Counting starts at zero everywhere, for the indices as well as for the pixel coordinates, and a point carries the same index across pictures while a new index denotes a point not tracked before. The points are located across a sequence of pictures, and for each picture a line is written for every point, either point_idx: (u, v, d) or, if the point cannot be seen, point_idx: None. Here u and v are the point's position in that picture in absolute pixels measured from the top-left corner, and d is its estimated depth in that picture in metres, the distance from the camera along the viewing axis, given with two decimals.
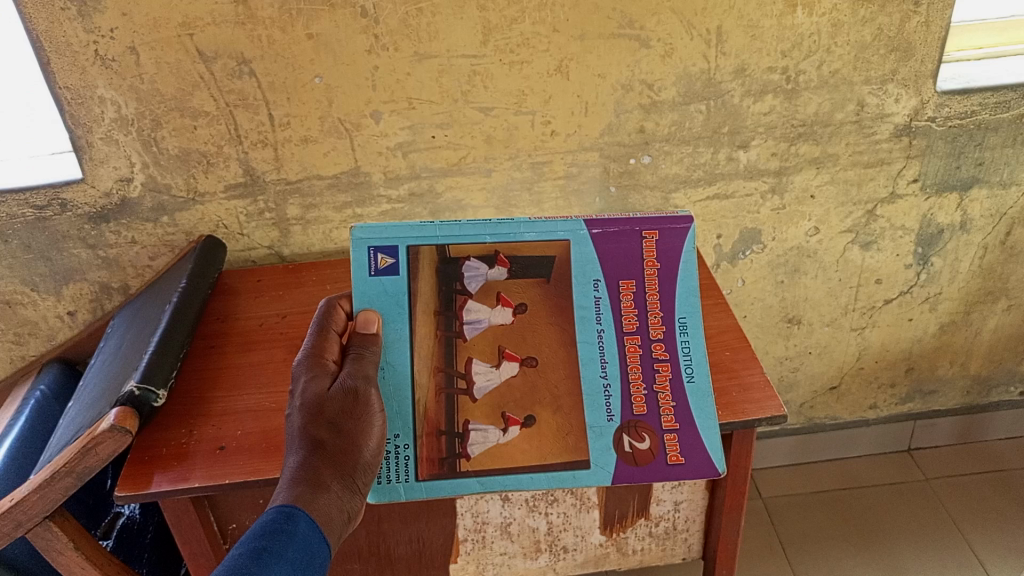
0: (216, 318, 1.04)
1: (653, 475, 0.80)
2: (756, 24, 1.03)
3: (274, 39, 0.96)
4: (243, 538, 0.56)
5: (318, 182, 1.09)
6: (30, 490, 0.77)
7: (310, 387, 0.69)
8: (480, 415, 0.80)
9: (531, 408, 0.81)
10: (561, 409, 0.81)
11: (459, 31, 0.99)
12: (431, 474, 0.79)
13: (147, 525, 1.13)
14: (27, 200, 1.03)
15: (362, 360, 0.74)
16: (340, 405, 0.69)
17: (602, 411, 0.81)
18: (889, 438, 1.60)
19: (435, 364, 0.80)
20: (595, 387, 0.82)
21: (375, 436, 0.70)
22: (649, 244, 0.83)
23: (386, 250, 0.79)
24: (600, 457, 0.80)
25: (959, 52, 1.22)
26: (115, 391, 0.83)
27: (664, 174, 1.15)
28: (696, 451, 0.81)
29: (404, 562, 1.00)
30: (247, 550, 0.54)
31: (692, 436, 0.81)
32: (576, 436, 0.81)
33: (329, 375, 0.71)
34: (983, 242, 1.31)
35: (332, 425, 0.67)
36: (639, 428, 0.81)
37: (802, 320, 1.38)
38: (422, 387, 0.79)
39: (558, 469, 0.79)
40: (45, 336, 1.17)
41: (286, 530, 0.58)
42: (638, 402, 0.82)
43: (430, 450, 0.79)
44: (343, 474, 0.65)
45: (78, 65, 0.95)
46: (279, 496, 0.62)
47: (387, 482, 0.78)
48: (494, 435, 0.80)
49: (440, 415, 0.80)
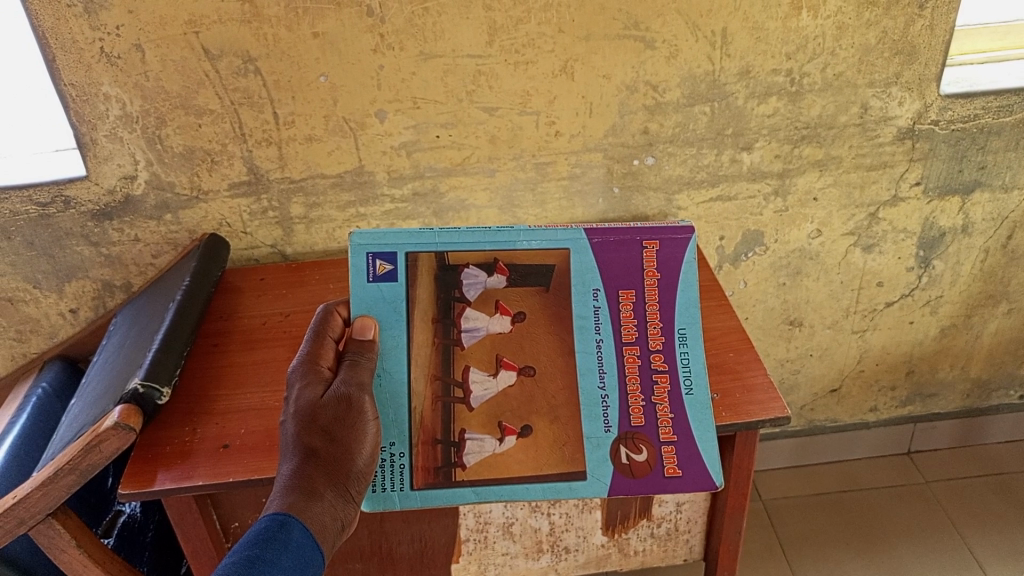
0: (218, 317, 1.04)
1: (649, 487, 0.80)
2: (761, 26, 1.03)
3: (279, 38, 0.96)
4: (236, 546, 0.56)
5: (322, 181, 1.09)
6: (34, 486, 0.77)
7: (305, 393, 0.69)
8: (477, 424, 0.80)
9: (528, 417, 0.81)
10: (558, 419, 0.81)
11: (465, 32, 0.99)
12: (427, 483, 0.78)
13: (149, 523, 1.13)
14: (30, 197, 1.03)
15: (357, 367, 0.74)
16: (333, 413, 0.69)
17: (600, 422, 0.81)
18: (888, 440, 1.60)
19: (433, 372, 0.80)
20: (593, 397, 0.82)
21: (369, 443, 0.70)
22: (649, 253, 0.84)
23: (384, 256, 0.79)
24: (597, 468, 0.80)
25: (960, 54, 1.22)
26: (118, 388, 0.83)
27: (668, 175, 1.15)
28: (693, 462, 0.81)
29: (406, 562, 1.00)
30: (240, 558, 0.55)
31: (689, 448, 0.81)
32: (573, 446, 0.81)
33: (323, 382, 0.71)
34: (984, 246, 1.31)
35: (326, 433, 0.67)
36: (636, 439, 0.81)
37: (803, 322, 1.38)
38: (420, 395, 0.80)
39: (554, 481, 0.79)
40: (47, 333, 1.16)
41: (280, 539, 0.58)
42: (636, 413, 0.82)
43: (425, 459, 0.79)
44: (338, 481, 0.65)
45: (84, 62, 0.95)
46: (272, 505, 0.62)
47: (381, 490, 0.78)
48: (490, 444, 0.80)
49: (436, 423, 0.80)
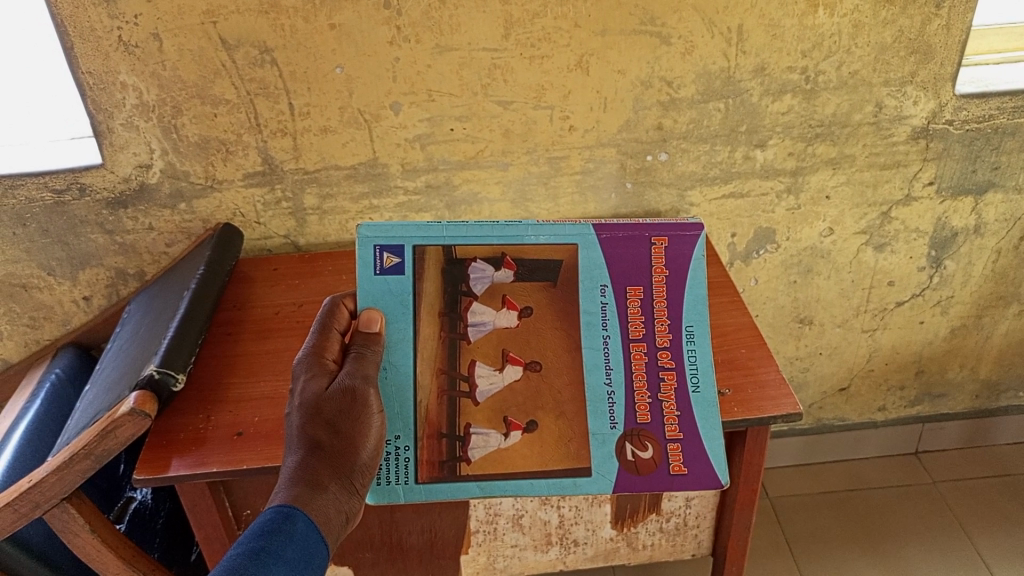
0: (233, 305, 1.05)
1: (655, 484, 0.80)
2: (778, 23, 1.03)
3: (296, 29, 0.97)
4: (242, 537, 0.57)
5: (335, 172, 1.09)
6: (50, 470, 0.78)
7: (310, 386, 0.70)
8: (482, 419, 0.80)
9: (534, 413, 0.81)
10: (564, 415, 0.81)
11: (481, 25, 0.99)
12: (431, 477, 0.79)
13: (159, 510, 1.14)
14: (46, 183, 1.04)
15: (363, 360, 0.74)
16: (338, 406, 0.69)
17: (605, 419, 0.81)
18: (896, 440, 1.60)
19: (438, 366, 0.80)
20: (599, 393, 0.82)
21: (373, 437, 0.70)
22: (658, 251, 0.84)
23: (392, 249, 0.79)
24: (602, 464, 0.80)
25: (978, 55, 1.22)
26: (133, 375, 0.84)
27: (681, 171, 1.15)
28: (699, 461, 0.81)
29: (416, 551, 1.01)
30: (245, 550, 0.55)
31: (695, 447, 0.81)
32: (578, 443, 0.81)
33: (328, 375, 0.72)
34: (996, 247, 1.31)
35: (331, 425, 0.68)
36: (642, 436, 0.81)
37: (813, 321, 1.38)
38: (425, 388, 0.80)
39: (559, 477, 0.80)
40: (60, 320, 1.17)
41: (285, 531, 0.58)
42: (642, 410, 0.82)
43: (430, 453, 0.79)
44: (342, 475, 0.66)
45: (101, 50, 0.95)
46: (278, 496, 0.62)
47: (386, 483, 0.78)
48: (495, 440, 0.80)
49: (441, 416, 0.80)
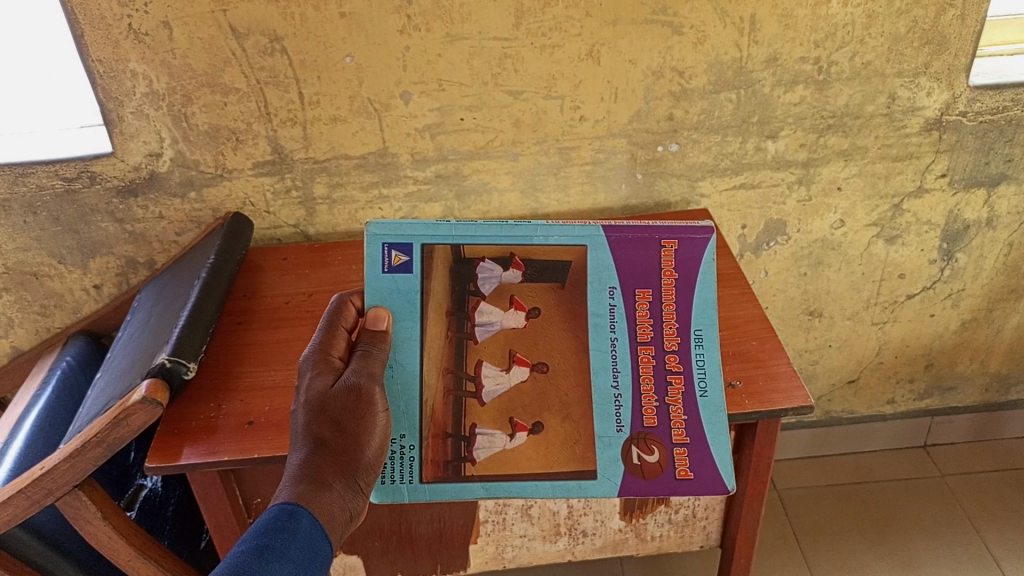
0: (243, 295, 1.05)
1: (660, 488, 0.81)
2: (790, 13, 1.02)
3: (307, 17, 0.96)
4: (246, 535, 0.58)
5: (345, 162, 1.09)
6: (61, 458, 0.78)
7: (315, 383, 0.70)
8: (487, 419, 0.80)
9: (540, 414, 0.81)
10: (570, 417, 0.81)
11: (492, 14, 0.98)
12: (435, 476, 0.80)
13: (169, 498, 1.14)
14: (56, 171, 1.04)
15: (369, 356, 0.74)
16: (343, 403, 0.69)
17: (612, 422, 0.81)
18: (906, 433, 1.59)
19: (444, 366, 0.80)
20: (606, 396, 0.82)
21: (378, 434, 0.70)
22: (667, 252, 0.82)
23: (400, 247, 0.78)
24: (608, 467, 0.81)
25: (1013, 44, 1.21)
26: (144, 364, 0.84)
27: (692, 162, 1.15)
28: (706, 465, 0.82)
29: (425, 540, 1.02)
30: (249, 548, 0.56)
31: (702, 450, 0.82)
32: (584, 445, 0.81)
33: (334, 371, 0.72)
34: (1009, 240, 1.30)
35: (335, 423, 0.68)
36: (648, 440, 0.81)
37: (823, 313, 1.37)
38: (431, 388, 0.80)
39: (564, 479, 0.80)
40: (71, 308, 1.18)
41: (289, 529, 0.59)
42: (649, 413, 0.82)
43: (435, 452, 0.80)
44: (345, 473, 0.66)
45: (112, 38, 0.95)
46: (281, 495, 0.63)
47: (390, 483, 0.79)
48: (500, 440, 0.80)
49: (446, 416, 0.80)
